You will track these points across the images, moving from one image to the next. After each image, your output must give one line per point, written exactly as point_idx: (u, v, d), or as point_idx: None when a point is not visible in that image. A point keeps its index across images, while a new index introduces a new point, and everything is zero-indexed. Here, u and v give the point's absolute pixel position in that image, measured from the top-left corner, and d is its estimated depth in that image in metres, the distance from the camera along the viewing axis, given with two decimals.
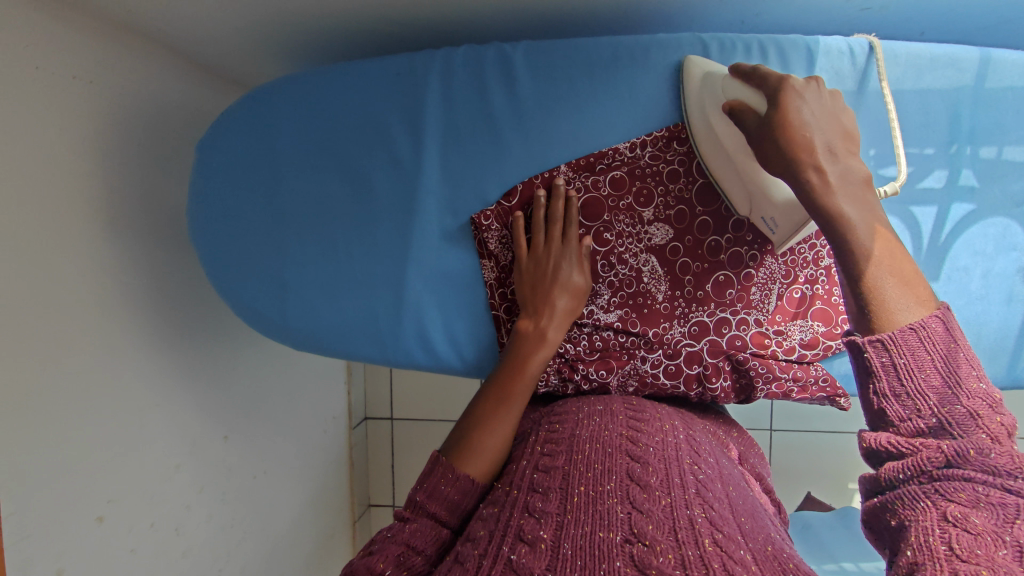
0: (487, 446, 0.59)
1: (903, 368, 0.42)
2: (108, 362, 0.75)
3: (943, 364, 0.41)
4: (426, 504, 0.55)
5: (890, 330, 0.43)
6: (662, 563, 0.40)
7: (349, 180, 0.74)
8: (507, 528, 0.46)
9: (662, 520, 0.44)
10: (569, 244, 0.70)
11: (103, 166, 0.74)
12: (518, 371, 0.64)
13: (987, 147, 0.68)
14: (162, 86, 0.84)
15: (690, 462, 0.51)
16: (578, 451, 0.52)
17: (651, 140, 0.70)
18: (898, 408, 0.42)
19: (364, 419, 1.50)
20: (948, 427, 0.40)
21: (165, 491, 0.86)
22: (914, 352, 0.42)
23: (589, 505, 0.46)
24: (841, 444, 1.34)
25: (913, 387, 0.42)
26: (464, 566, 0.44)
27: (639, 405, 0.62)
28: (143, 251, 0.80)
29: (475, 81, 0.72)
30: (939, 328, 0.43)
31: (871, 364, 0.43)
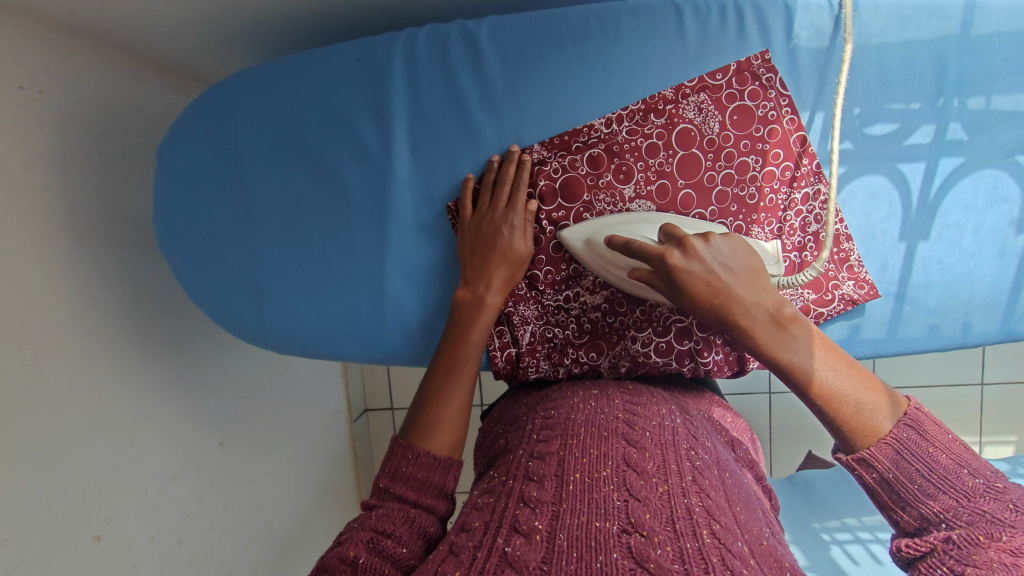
0: (442, 421, 0.59)
1: (893, 479, 0.50)
2: (88, 379, 0.73)
3: (925, 466, 0.49)
4: (390, 487, 0.54)
5: (869, 446, 0.51)
6: (661, 556, 0.39)
7: (317, 176, 0.71)
8: (503, 518, 0.44)
9: (659, 509, 0.43)
10: (513, 207, 0.67)
11: (61, 178, 0.70)
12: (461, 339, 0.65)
13: (975, 98, 0.66)
14: (115, 88, 0.80)
15: (687, 448, 0.50)
16: (574, 436, 0.50)
17: (627, 114, 0.68)
18: (907, 520, 0.50)
19: (364, 412, 1.49)
20: (949, 519, 0.47)
21: (163, 503, 0.85)
22: (898, 464, 0.50)
23: (584, 493, 0.44)
24: None
25: (911, 494, 0.49)
26: (457, 558, 0.42)
27: (636, 390, 0.61)
28: (112, 263, 0.77)
29: (440, 63, 0.68)
30: (914, 434, 0.51)
31: (866, 479, 0.52)
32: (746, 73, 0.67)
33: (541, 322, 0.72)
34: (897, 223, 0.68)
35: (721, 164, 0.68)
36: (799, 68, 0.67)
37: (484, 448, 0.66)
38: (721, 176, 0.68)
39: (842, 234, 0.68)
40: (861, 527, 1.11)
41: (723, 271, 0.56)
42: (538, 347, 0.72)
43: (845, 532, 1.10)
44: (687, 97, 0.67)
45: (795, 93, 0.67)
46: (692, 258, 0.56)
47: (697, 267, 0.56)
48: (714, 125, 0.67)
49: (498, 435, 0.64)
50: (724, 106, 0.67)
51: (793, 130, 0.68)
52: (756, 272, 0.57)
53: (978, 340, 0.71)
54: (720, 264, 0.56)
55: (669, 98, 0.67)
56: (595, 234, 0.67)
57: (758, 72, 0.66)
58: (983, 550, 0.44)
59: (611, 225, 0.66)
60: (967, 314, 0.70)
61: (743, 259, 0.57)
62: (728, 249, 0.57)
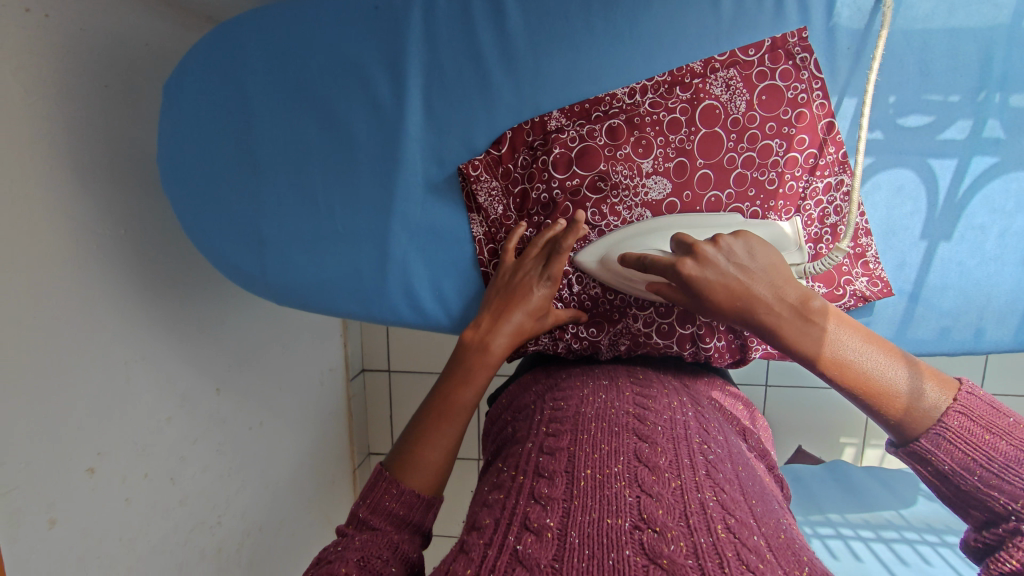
0: (428, 462, 0.55)
1: (949, 471, 0.46)
2: (86, 312, 0.73)
3: (984, 457, 0.45)
4: (369, 519, 0.51)
5: (917, 437, 0.48)
6: (673, 552, 0.39)
7: (327, 126, 0.69)
8: (513, 516, 0.43)
9: (672, 504, 0.42)
10: (538, 260, 0.66)
11: (67, 107, 0.69)
12: (464, 377, 0.60)
13: (1018, 94, 0.62)
14: (126, 19, 0.77)
15: (699, 442, 0.49)
16: (585, 431, 0.50)
17: (652, 86, 0.65)
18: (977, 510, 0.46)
19: (361, 372, 1.50)
20: (1018, 510, 0.43)
21: (158, 442, 0.86)
22: (952, 455, 0.46)
23: (595, 490, 0.43)
24: (834, 400, 1.34)
25: (971, 485, 0.45)
26: (468, 556, 0.41)
27: (646, 380, 0.61)
28: (111, 199, 0.76)
29: (462, 16, 0.66)
30: (966, 421, 0.46)
31: (925, 471, 0.48)
32: (781, 51, 0.63)
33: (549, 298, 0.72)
34: (920, 220, 0.66)
35: (744, 146, 0.65)
36: (836, 49, 0.64)
37: (494, 437, 0.65)
38: (742, 158, 0.65)
39: (861, 229, 0.66)
40: (844, 524, 1.12)
41: (740, 272, 0.54)
42: None
43: (828, 527, 1.11)
44: (715, 72, 0.64)
45: (830, 76, 0.64)
46: (707, 266, 0.54)
47: (711, 273, 0.54)
48: (740, 104, 0.65)
49: (506, 423, 0.63)
50: (753, 84, 0.64)
51: (822, 116, 0.65)
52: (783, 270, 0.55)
53: (988, 347, 0.68)
54: (734, 264, 0.54)
55: (697, 71, 0.64)
56: (609, 251, 0.65)
57: (792, 51, 0.63)
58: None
59: (623, 239, 0.65)
60: (980, 319, 0.67)
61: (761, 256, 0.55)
62: (743, 247, 0.55)
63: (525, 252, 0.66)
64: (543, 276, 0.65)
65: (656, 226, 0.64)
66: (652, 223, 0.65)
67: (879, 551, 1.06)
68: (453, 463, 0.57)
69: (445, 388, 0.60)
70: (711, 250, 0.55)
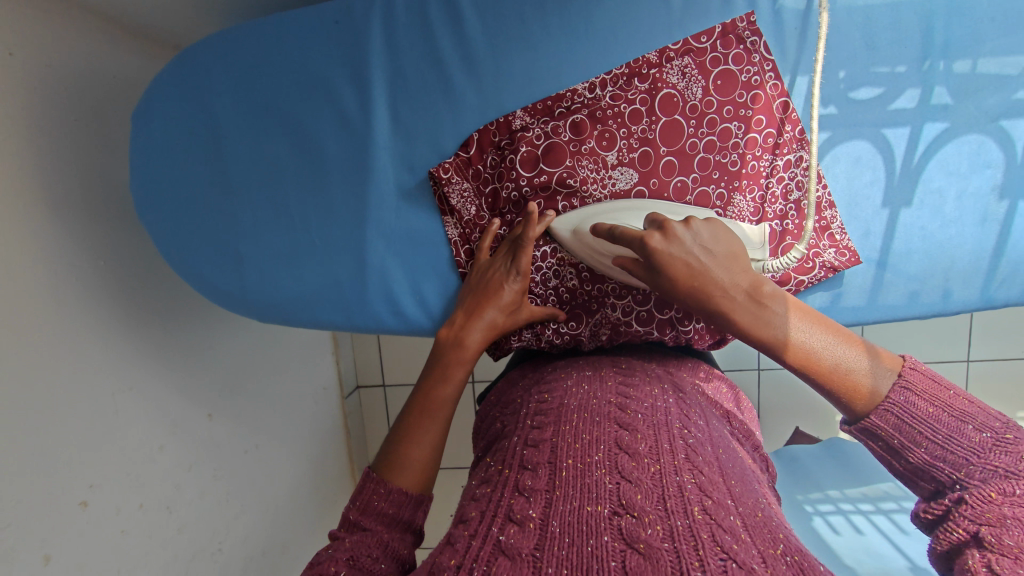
0: (414, 461, 0.56)
1: (897, 445, 0.48)
2: (68, 345, 0.73)
3: (929, 429, 0.46)
4: (360, 520, 0.51)
5: (868, 414, 0.49)
6: (651, 536, 0.39)
7: (297, 141, 0.70)
8: (497, 508, 0.44)
9: (651, 489, 0.43)
10: (508, 256, 0.67)
11: (36, 141, 0.69)
12: (442, 375, 0.62)
13: (961, 60, 0.65)
14: (92, 51, 0.78)
15: (680, 427, 0.50)
16: (567, 423, 0.50)
17: (611, 79, 0.67)
18: (925, 483, 0.47)
19: (356, 389, 1.50)
20: (962, 479, 0.44)
21: (151, 472, 0.85)
22: (898, 428, 0.48)
23: (577, 479, 0.44)
24: None
25: (918, 458, 0.47)
26: (454, 547, 0.42)
27: (629, 369, 0.62)
28: (86, 230, 0.76)
29: (420, 23, 0.67)
30: (907, 395, 0.48)
31: (875, 446, 0.50)
32: (732, 36, 0.65)
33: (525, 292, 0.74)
34: (879, 189, 0.68)
35: (704, 131, 0.67)
36: (784, 29, 0.66)
37: (483, 431, 0.65)
38: (703, 143, 0.67)
39: (824, 202, 0.68)
40: (843, 499, 1.14)
41: (702, 252, 0.55)
42: None
43: (829, 503, 1.13)
44: (671, 61, 0.66)
45: (780, 57, 0.66)
46: (673, 242, 0.55)
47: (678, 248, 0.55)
48: (697, 91, 0.66)
49: (494, 418, 0.64)
50: (708, 70, 0.66)
51: (776, 96, 0.67)
52: (740, 256, 0.56)
53: (957, 308, 0.70)
54: (700, 247, 0.55)
55: (654, 62, 0.66)
56: (581, 224, 0.66)
57: (743, 35, 0.65)
58: (996, 505, 0.41)
59: (598, 214, 0.66)
60: (947, 281, 0.69)
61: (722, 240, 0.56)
62: (710, 233, 0.56)
63: (497, 251, 0.69)
64: (512, 270, 0.66)
65: (628, 207, 0.65)
66: (629, 202, 0.66)
67: (879, 523, 1.09)
68: (441, 458, 0.58)
69: (425, 385, 0.61)
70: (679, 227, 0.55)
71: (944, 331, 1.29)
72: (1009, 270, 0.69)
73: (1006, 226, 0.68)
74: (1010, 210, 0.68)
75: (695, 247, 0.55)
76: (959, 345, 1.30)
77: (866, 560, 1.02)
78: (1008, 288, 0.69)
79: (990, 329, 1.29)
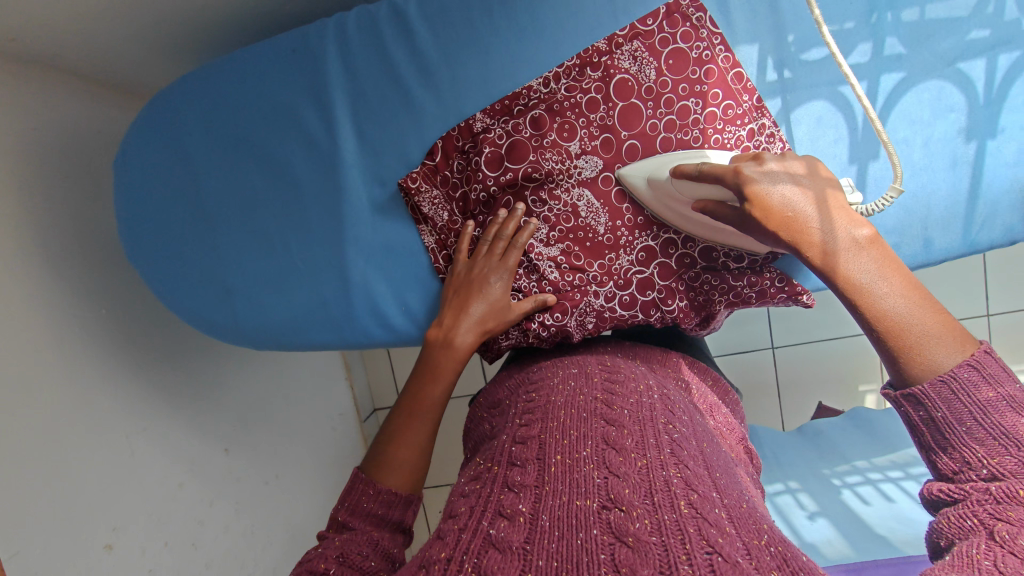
0: (402, 461, 0.58)
1: (941, 421, 0.46)
2: (78, 393, 0.75)
3: (982, 413, 0.44)
4: (349, 520, 0.53)
5: (922, 382, 0.47)
6: (639, 530, 0.39)
7: (269, 170, 0.72)
8: (488, 504, 0.44)
9: (639, 483, 0.43)
10: (491, 254, 0.69)
11: (31, 202, 0.73)
12: (428, 376, 0.63)
13: (908, 9, 0.65)
14: (74, 110, 0.81)
15: (665, 422, 0.49)
16: (554, 419, 0.50)
17: (564, 72, 0.68)
18: (948, 462, 0.46)
19: (373, 412, 1.53)
20: (993, 467, 0.43)
21: (174, 510, 0.87)
22: (950, 405, 0.45)
23: (566, 474, 0.44)
24: (841, 350, 1.37)
25: (956, 439, 0.45)
26: (444, 540, 0.42)
27: (613, 365, 0.61)
28: (85, 281, 0.79)
29: (373, 41, 0.69)
30: (974, 375, 0.45)
31: (913, 417, 0.48)
32: (677, 15, 0.66)
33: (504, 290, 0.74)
34: (845, 146, 0.68)
35: (662, 111, 0.67)
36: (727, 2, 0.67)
37: (470, 434, 0.67)
38: (663, 123, 0.68)
39: None
40: (870, 469, 1.11)
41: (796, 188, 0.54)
42: None
43: (855, 475, 1.11)
44: (620, 47, 0.67)
45: (727, 29, 0.68)
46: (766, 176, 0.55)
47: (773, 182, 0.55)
48: (650, 73, 0.67)
49: (482, 419, 0.65)
50: (659, 52, 0.67)
51: (729, 68, 0.67)
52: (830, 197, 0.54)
53: (940, 256, 0.69)
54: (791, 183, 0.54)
55: (603, 50, 0.67)
56: (656, 172, 0.66)
57: (688, 12, 0.66)
58: (1020, 508, 0.40)
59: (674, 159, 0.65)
60: (926, 231, 0.68)
61: (821, 171, 0.55)
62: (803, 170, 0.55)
63: (476, 250, 0.70)
64: (491, 273, 0.68)
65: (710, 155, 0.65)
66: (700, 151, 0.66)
67: (910, 488, 1.05)
68: (428, 460, 0.60)
69: (412, 387, 0.63)
70: (766, 163, 0.56)
71: (957, 287, 1.27)
72: (988, 211, 0.68)
73: (978, 168, 0.67)
74: (980, 151, 0.67)
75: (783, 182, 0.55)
76: (975, 301, 1.27)
77: (900, 528, 0.99)
78: (989, 231, 0.68)
79: (1005, 280, 1.26)
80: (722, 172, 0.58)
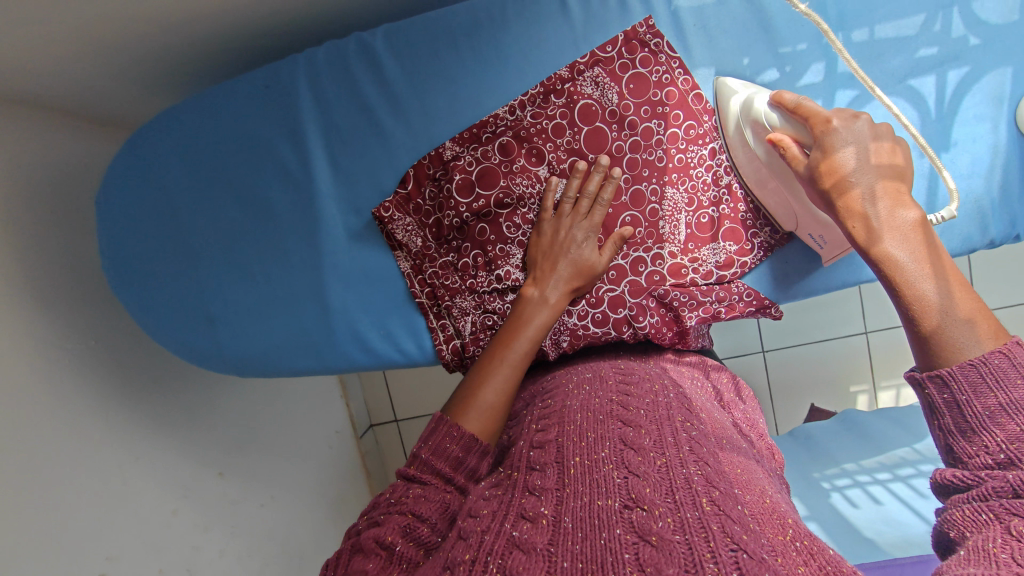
0: (484, 403, 0.57)
1: (964, 403, 0.44)
2: (69, 425, 0.77)
3: (1009, 397, 0.42)
4: (430, 462, 0.51)
5: (951, 365, 0.46)
6: (662, 528, 0.36)
7: (246, 203, 0.73)
8: (509, 507, 0.41)
9: (659, 481, 0.40)
10: (583, 216, 0.68)
11: (17, 238, 0.74)
12: (515, 329, 0.64)
13: (859, 29, 0.68)
14: (57, 147, 0.83)
15: (682, 420, 0.48)
16: (571, 423, 0.48)
17: (529, 100, 0.71)
18: (966, 447, 0.43)
19: (370, 427, 1.54)
20: (1014, 455, 0.40)
21: (168, 536, 0.88)
22: (976, 387, 0.44)
23: (585, 475, 0.42)
24: (833, 350, 1.38)
25: (976, 422, 0.43)
26: (467, 543, 0.39)
27: (628, 368, 0.60)
28: (73, 314, 0.80)
29: (342, 75, 0.71)
30: (1005, 362, 0.43)
31: (933, 399, 0.46)
32: (635, 41, 0.69)
33: (479, 311, 0.75)
34: None
35: (626, 133, 0.70)
36: (683, 28, 0.71)
37: None
38: (628, 145, 0.71)
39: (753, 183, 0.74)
40: (860, 471, 1.11)
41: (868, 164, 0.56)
42: (480, 335, 0.75)
43: (844, 478, 1.11)
44: (582, 73, 0.70)
45: (684, 53, 0.72)
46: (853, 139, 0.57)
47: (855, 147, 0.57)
48: (613, 97, 0.70)
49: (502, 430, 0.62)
50: (619, 76, 0.70)
51: (688, 90, 0.71)
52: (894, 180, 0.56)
53: None
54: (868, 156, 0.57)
55: (566, 77, 0.70)
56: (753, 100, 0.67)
57: (645, 38, 0.69)
58: None
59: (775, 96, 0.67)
60: None
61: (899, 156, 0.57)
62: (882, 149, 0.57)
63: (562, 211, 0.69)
64: (579, 231, 0.68)
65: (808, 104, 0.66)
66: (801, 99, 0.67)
67: (899, 490, 1.06)
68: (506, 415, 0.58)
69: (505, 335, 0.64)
70: (859, 122, 0.58)
71: None
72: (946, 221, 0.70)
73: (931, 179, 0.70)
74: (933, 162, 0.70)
75: (862, 147, 0.57)
76: None
77: (888, 530, 0.99)
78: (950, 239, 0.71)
79: (994, 273, 1.27)
80: (813, 118, 0.60)
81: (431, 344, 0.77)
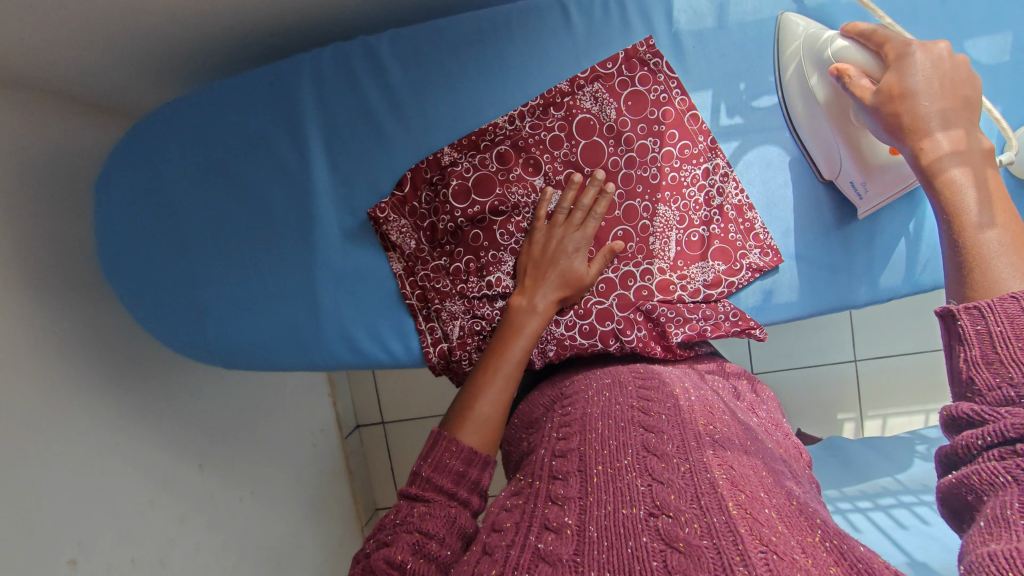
0: (483, 415, 0.57)
1: (998, 334, 0.40)
2: (51, 408, 0.76)
3: None
4: (433, 478, 0.51)
5: (988, 299, 0.41)
6: (690, 535, 0.36)
7: (242, 198, 0.74)
8: (532, 517, 0.40)
9: (684, 488, 0.40)
10: (577, 226, 0.69)
11: (13, 218, 0.74)
12: (509, 339, 0.64)
13: None
14: (60, 131, 0.84)
15: (704, 424, 0.48)
16: (592, 430, 0.48)
17: (528, 111, 0.72)
18: (986, 381, 0.39)
19: (356, 428, 1.53)
20: None
21: (142, 527, 0.87)
22: (1015, 321, 0.39)
23: (609, 484, 0.41)
24: (824, 375, 1.38)
25: (1008, 355, 0.39)
26: (492, 558, 0.38)
27: (648, 372, 0.60)
28: (62, 296, 0.80)
29: (346, 76, 0.72)
30: None
31: (963, 331, 0.41)
32: (634, 60, 0.72)
33: (468, 316, 0.75)
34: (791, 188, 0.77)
35: (622, 149, 0.72)
36: (684, 50, 0.74)
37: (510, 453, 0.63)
38: (623, 160, 0.72)
39: (745, 205, 0.76)
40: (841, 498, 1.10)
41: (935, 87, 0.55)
42: (468, 340, 0.75)
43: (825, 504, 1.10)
44: (582, 88, 0.72)
45: (683, 73, 0.75)
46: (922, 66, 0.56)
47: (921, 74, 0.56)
48: (611, 112, 0.72)
49: (523, 435, 0.61)
50: (618, 93, 0.72)
51: (684, 110, 0.73)
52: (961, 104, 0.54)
53: (886, 292, 0.78)
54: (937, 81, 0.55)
55: (565, 90, 0.72)
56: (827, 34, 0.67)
57: (644, 58, 0.72)
58: None
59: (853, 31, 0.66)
60: (873, 267, 0.78)
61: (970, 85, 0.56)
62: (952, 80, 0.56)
63: (555, 220, 0.70)
64: (570, 243, 0.68)
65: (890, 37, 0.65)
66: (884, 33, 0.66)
67: (879, 520, 1.04)
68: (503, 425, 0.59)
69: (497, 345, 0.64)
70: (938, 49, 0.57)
71: None
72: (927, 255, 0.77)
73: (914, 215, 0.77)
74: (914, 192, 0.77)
75: (933, 72, 0.56)
76: None
77: None
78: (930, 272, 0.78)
79: None
80: (888, 45, 0.60)
81: (419, 346, 0.77)
